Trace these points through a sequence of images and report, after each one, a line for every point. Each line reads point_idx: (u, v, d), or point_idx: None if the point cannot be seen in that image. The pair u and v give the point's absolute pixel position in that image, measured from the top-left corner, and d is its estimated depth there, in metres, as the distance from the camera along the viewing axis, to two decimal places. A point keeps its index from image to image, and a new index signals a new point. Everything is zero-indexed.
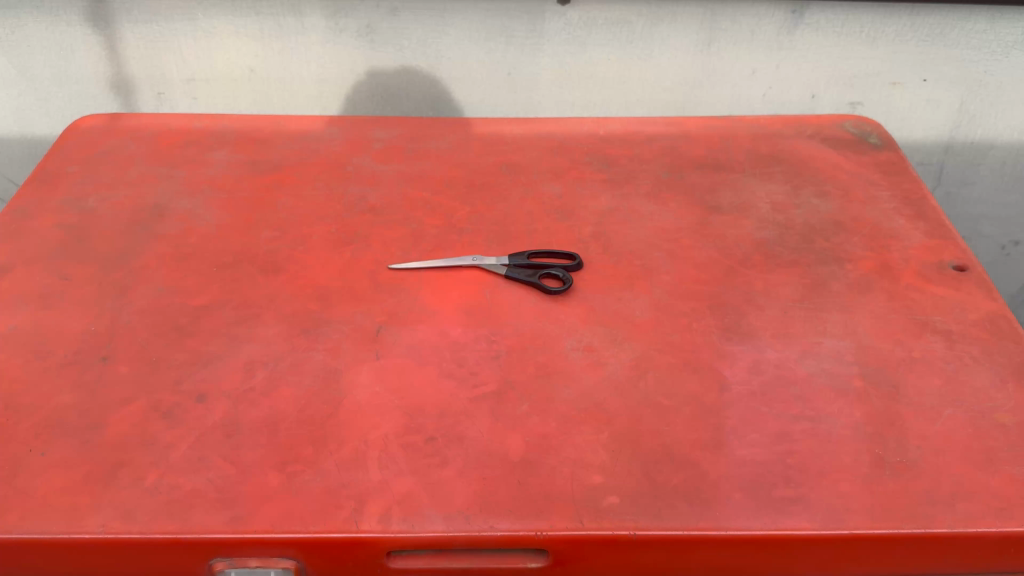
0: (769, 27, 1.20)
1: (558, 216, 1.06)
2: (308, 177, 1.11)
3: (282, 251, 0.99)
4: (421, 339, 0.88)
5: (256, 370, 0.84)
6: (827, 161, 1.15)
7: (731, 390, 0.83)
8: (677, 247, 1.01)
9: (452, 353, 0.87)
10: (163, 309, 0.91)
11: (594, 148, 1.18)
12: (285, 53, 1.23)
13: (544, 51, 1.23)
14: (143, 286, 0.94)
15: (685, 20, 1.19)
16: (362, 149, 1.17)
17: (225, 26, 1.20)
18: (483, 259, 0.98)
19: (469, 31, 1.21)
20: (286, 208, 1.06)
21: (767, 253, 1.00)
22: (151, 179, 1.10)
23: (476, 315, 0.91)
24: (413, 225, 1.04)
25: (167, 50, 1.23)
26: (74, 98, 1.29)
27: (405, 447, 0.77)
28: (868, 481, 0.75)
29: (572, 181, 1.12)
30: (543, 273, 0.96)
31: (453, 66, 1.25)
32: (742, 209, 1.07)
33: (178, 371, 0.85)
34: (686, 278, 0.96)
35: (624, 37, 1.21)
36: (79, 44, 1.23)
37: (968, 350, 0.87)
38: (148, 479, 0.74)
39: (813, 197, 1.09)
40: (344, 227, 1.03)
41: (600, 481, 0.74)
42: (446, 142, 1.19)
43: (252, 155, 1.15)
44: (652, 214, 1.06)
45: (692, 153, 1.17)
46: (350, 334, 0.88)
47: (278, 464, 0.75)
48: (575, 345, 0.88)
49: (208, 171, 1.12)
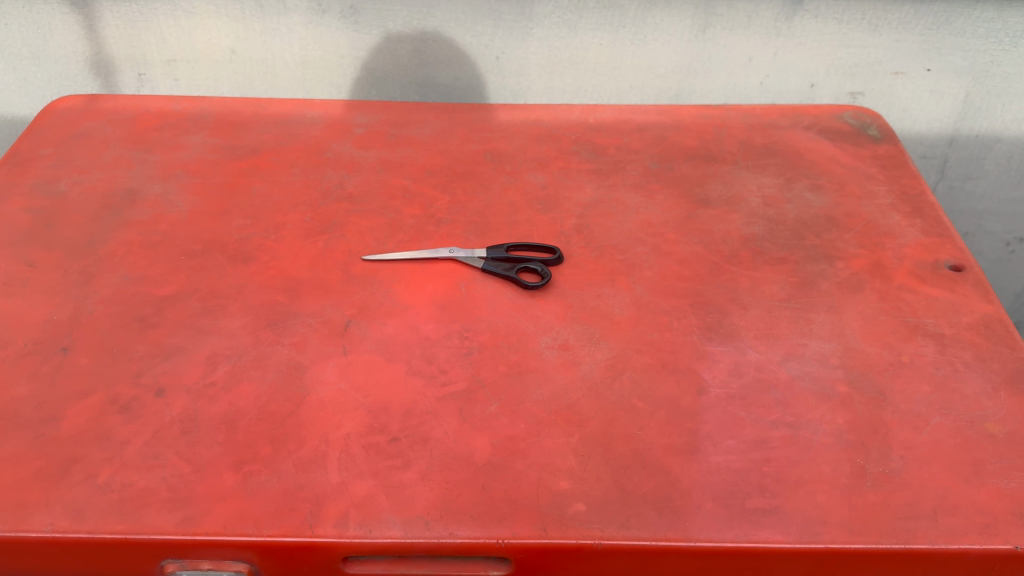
0: (767, 13, 1.15)
1: (541, 207, 1.03)
2: (286, 162, 1.08)
3: (253, 240, 0.96)
4: (391, 334, 0.85)
5: (218, 364, 0.82)
6: (823, 154, 1.11)
7: (708, 394, 0.79)
8: (662, 242, 0.98)
9: (422, 350, 0.84)
10: (128, 299, 0.89)
11: (582, 136, 1.15)
12: (267, 34, 1.19)
13: (534, 35, 1.19)
14: (109, 274, 0.92)
15: (680, 5, 1.15)
16: (342, 134, 1.14)
17: (205, 6, 1.17)
18: (460, 251, 0.95)
19: (456, 13, 1.17)
20: (261, 195, 1.03)
21: (755, 250, 0.96)
22: (125, 163, 1.07)
23: (450, 310, 0.88)
24: (391, 214, 1.01)
25: (147, 31, 1.20)
26: (53, 78, 1.26)
27: (366, 447, 0.74)
28: (847, 492, 0.71)
29: (557, 171, 1.09)
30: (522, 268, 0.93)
31: (440, 50, 1.21)
32: (731, 203, 1.03)
33: (138, 364, 0.82)
34: (669, 275, 0.93)
35: (616, 22, 1.17)
36: (57, 23, 1.20)
37: (960, 355, 0.84)
38: (100, 476, 0.72)
39: (806, 191, 1.05)
40: (318, 216, 1.00)
41: (567, 487, 0.71)
42: (430, 128, 1.16)
43: (229, 138, 1.12)
44: (638, 207, 1.03)
45: (683, 144, 1.13)
46: (318, 329, 0.86)
47: (234, 464, 0.73)
48: (549, 343, 0.85)
49: (183, 155, 1.09)
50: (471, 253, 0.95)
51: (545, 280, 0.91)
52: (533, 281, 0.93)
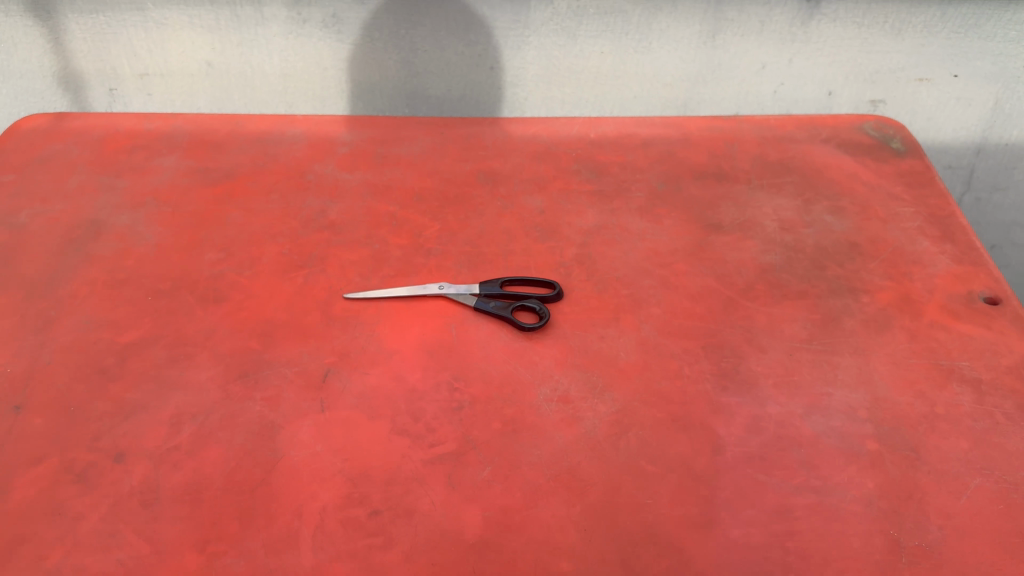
0: (781, 18, 1.07)
1: (539, 235, 0.95)
2: (264, 188, 1.00)
3: (226, 277, 0.89)
4: (374, 386, 0.78)
5: (183, 425, 0.74)
6: (844, 171, 1.03)
7: (724, 454, 0.72)
8: (670, 274, 0.90)
9: (407, 405, 0.76)
10: (88, 348, 0.81)
11: (583, 154, 1.07)
12: (245, 46, 1.11)
13: (530, 43, 1.11)
14: (69, 318, 0.84)
15: (687, 10, 1.07)
16: (325, 154, 1.06)
17: (178, 17, 1.09)
18: (450, 287, 0.87)
19: (446, 21, 1.09)
20: (236, 225, 0.95)
21: (772, 282, 0.88)
22: (91, 190, 1.00)
23: (438, 357, 0.81)
24: (376, 245, 0.93)
25: (116, 43, 1.12)
26: (19, 95, 1.17)
27: (345, 523, 0.67)
28: (880, 572, 0.64)
29: (556, 193, 1.01)
30: (518, 305, 0.85)
31: (430, 60, 1.13)
32: (745, 228, 0.95)
33: (97, 424, 0.75)
34: (678, 313, 0.85)
35: (618, 28, 1.09)
36: (20, 36, 1.11)
37: (1000, 405, 0.76)
38: (50, 559, 0.65)
39: (826, 214, 0.97)
40: (297, 248, 0.93)
41: (568, 569, 0.64)
42: (419, 146, 1.07)
43: (204, 161, 1.04)
44: (645, 233, 0.95)
45: (691, 161, 1.05)
46: (294, 381, 0.78)
47: (198, 544, 0.66)
48: (548, 395, 0.77)
49: (154, 181, 1.01)
50: (463, 289, 0.87)
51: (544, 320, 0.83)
52: (530, 321, 0.85)
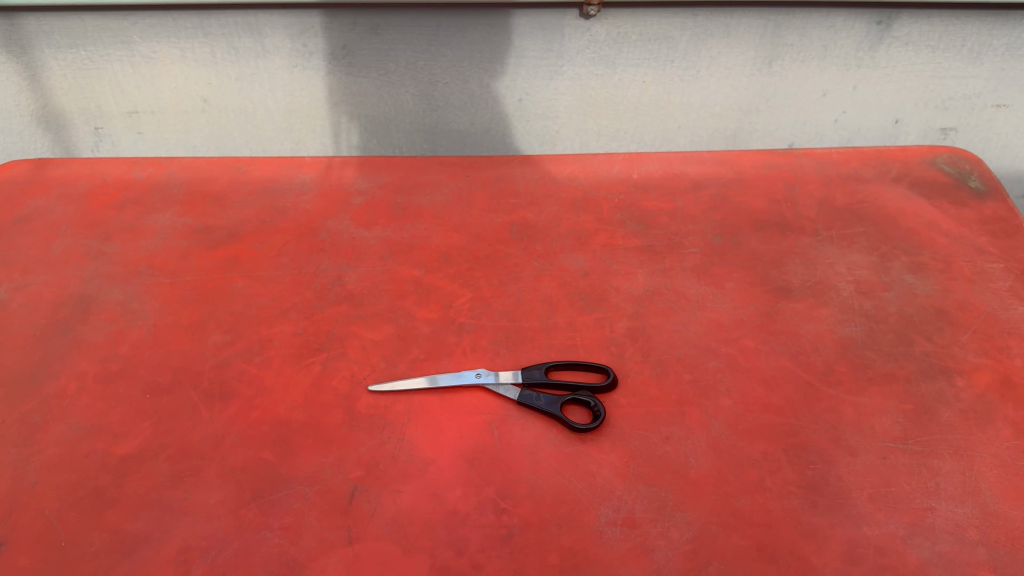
0: (847, 42, 0.96)
1: (585, 303, 0.84)
2: (272, 250, 0.89)
3: (234, 366, 0.78)
4: (409, 508, 0.68)
5: (192, 564, 0.65)
6: (920, 218, 0.92)
7: None
8: (738, 353, 0.79)
9: (449, 533, 0.66)
10: (80, 463, 0.71)
11: (626, 200, 0.95)
12: (244, 80, 1.00)
13: (563, 72, 0.99)
14: (56, 424, 0.74)
15: (743, 34, 0.95)
16: (338, 206, 0.94)
17: (168, 50, 0.97)
18: (489, 375, 0.76)
19: (468, 51, 0.97)
20: (242, 298, 0.84)
21: (853, 363, 0.78)
22: (78, 258, 0.89)
23: (481, 467, 0.70)
24: (400, 319, 0.82)
25: (101, 79, 1.00)
26: None
27: None
28: None
29: (600, 250, 0.89)
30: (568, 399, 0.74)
31: (451, 93, 1.01)
32: (817, 292, 0.84)
33: (92, 564, 0.64)
34: (751, 403, 0.75)
35: (663, 55, 0.97)
36: None
37: None
38: None
39: (906, 273, 0.86)
40: (312, 325, 0.82)
41: None
42: (443, 193, 0.96)
43: (203, 218, 0.93)
44: (704, 300, 0.84)
45: (749, 207, 0.94)
46: (318, 503, 0.68)
47: None
48: (610, 517, 0.67)
49: (148, 244, 0.90)
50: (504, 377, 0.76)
51: (599, 419, 0.73)
52: (580, 419, 0.74)
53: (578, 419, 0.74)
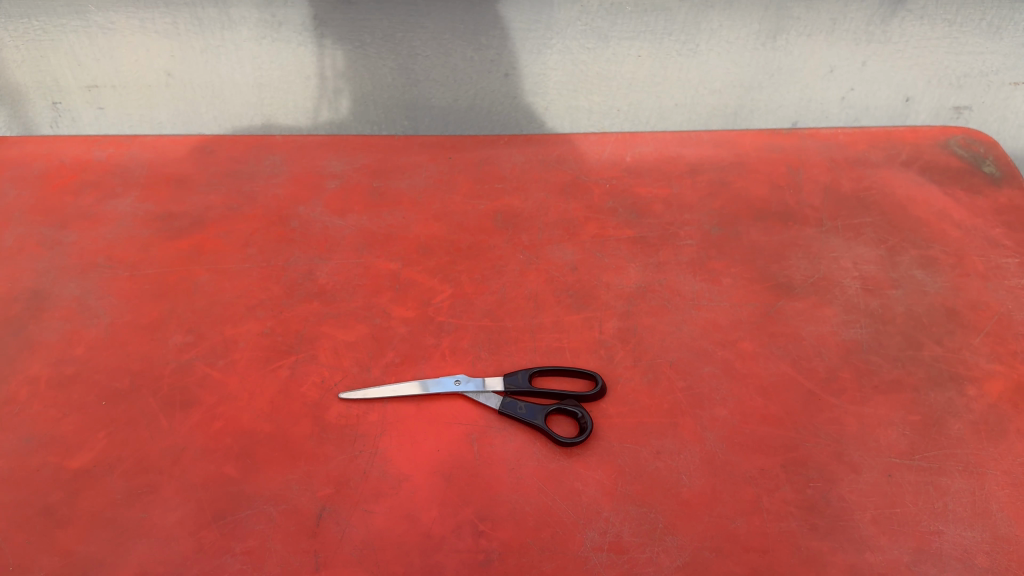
0: (857, 15, 0.94)
1: (573, 301, 0.78)
2: (240, 239, 0.84)
3: (196, 370, 0.73)
4: (380, 531, 0.63)
5: None
6: (931, 207, 0.86)
7: None
8: (735, 357, 0.74)
9: (423, 559, 0.62)
10: (29, 478, 0.66)
11: (618, 185, 0.90)
12: (210, 52, 0.95)
13: (552, 45, 0.96)
14: (5, 434, 0.69)
15: (745, 6, 0.94)
16: (311, 191, 0.88)
17: (126, 19, 0.93)
18: (469, 380, 0.71)
19: (450, 22, 0.95)
20: (206, 293, 0.79)
21: (858, 369, 0.73)
22: (32, 247, 0.83)
23: (458, 484, 0.66)
24: (375, 318, 0.77)
25: (56, 52, 0.94)
26: None
27: None
28: None
29: (590, 241, 0.84)
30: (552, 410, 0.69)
31: (434, 66, 0.96)
32: (820, 290, 0.79)
33: None
34: (748, 414, 0.70)
35: (659, 29, 0.95)
36: None
37: None
38: None
39: (915, 268, 0.81)
40: (280, 325, 0.76)
41: None
42: (423, 177, 0.90)
43: (166, 204, 0.87)
44: (700, 298, 0.78)
45: (750, 194, 0.88)
46: (283, 525, 0.63)
47: None
48: (596, 542, 0.62)
49: (107, 233, 0.84)
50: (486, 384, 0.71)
51: (585, 433, 0.68)
52: (565, 431, 0.69)
53: (563, 431, 0.69)
